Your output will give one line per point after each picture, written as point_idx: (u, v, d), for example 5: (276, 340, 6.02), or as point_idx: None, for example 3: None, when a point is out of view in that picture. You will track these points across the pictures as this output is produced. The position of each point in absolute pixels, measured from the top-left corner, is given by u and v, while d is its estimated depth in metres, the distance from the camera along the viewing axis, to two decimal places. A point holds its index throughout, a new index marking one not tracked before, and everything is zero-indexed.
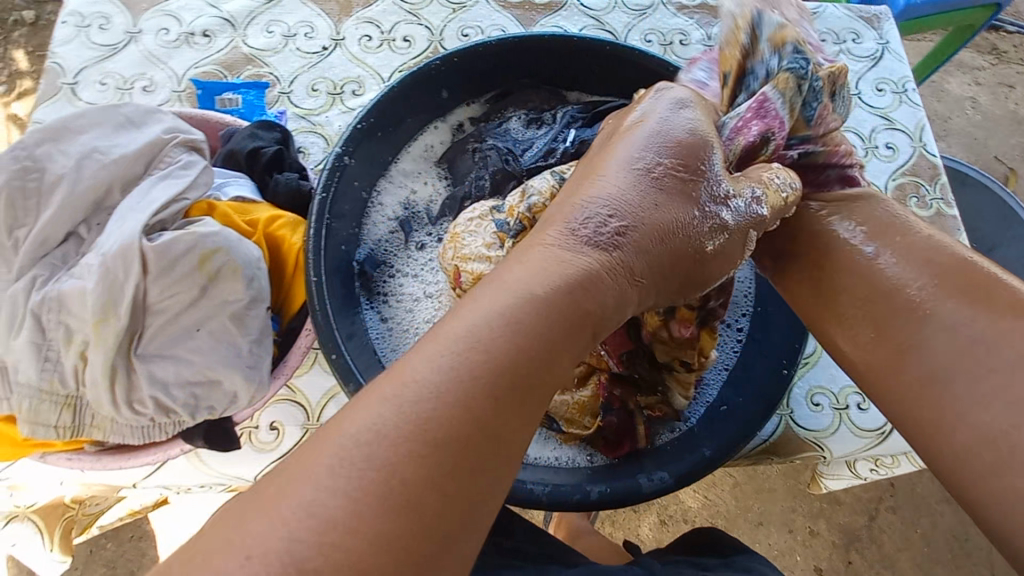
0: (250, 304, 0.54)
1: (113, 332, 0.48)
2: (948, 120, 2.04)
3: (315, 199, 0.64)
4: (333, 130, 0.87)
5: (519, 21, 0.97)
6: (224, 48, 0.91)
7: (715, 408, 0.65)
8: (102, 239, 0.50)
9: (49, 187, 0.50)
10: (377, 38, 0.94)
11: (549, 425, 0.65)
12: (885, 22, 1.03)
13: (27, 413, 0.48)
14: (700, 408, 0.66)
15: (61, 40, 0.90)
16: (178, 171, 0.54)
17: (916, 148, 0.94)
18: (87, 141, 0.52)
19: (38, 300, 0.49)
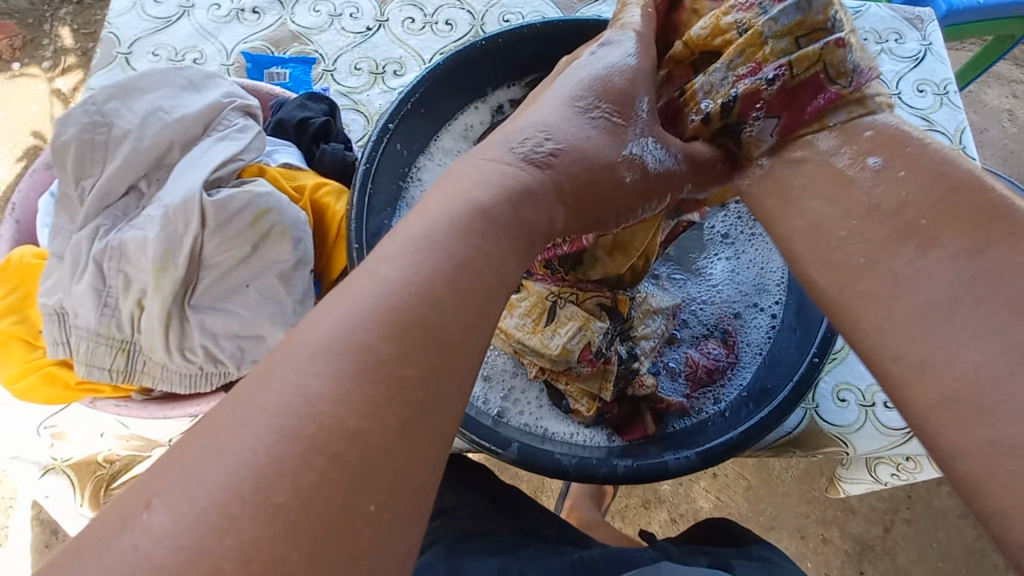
0: (296, 266, 0.55)
1: (170, 281, 0.50)
2: (984, 131, 2.00)
3: (359, 170, 0.67)
4: (374, 108, 0.89)
5: (560, 9, 0.98)
6: (272, 25, 0.93)
7: (749, 392, 0.65)
8: (163, 193, 0.52)
9: (115, 141, 0.53)
10: (420, 21, 0.96)
11: (559, 403, 0.66)
12: (928, 24, 1.02)
13: (84, 354, 0.51)
14: (734, 391, 0.66)
15: (118, 12, 0.93)
16: (235, 134, 0.56)
17: (956, 150, 0.93)
18: (151, 100, 0.54)
19: (100, 248, 0.51)
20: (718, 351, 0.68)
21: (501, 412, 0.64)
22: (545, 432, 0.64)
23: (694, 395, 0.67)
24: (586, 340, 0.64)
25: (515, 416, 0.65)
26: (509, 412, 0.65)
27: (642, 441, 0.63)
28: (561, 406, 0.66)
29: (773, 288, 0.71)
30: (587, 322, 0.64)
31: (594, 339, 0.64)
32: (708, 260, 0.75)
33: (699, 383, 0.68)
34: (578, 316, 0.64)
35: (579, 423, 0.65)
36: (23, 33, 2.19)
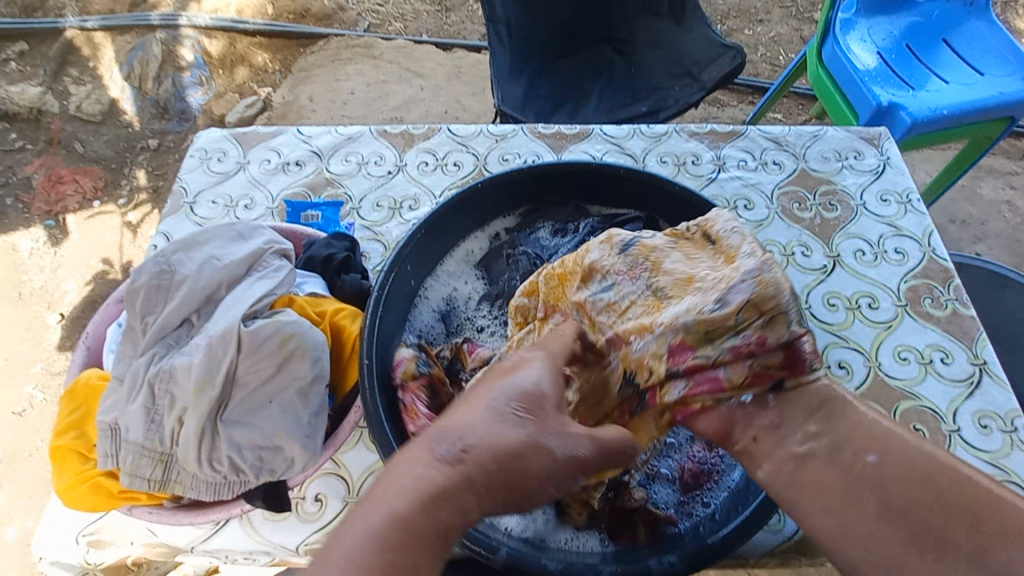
0: (314, 381, 0.64)
1: (207, 399, 0.59)
2: (985, 222, 2.06)
3: (372, 296, 0.77)
4: (391, 237, 1.04)
5: (552, 148, 1.14)
6: (311, 174, 1.12)
7: (735, 494, 0.68)
8: (210, 325, 0.62)
9: (176, 284, 0.65)
10: (433, 164, 1.13)
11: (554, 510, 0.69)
12: (885, 142, 1.14)
13: (130, 466, 0.59)
14: (722, 493, 0.69)
15: (188, 169, 1.14)
16: (271, 273, 0.68)
17: (926, 252, 0.99)
18: (208, 250, 0.68)
19: (154, 372, 0.61)
20: (703, 452, 0.73)
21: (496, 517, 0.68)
22: (538, 539, 0.67)
23: (685, 501, 0.70)
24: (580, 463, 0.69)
25: (510, 525, 0.67)
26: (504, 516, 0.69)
27: (631, 548, 0.65)
28: (556, 512, 0.69)
29: None
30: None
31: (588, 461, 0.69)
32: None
33: (689, 488, 0.71)
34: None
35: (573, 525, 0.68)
36: (106, 176, 2.58)
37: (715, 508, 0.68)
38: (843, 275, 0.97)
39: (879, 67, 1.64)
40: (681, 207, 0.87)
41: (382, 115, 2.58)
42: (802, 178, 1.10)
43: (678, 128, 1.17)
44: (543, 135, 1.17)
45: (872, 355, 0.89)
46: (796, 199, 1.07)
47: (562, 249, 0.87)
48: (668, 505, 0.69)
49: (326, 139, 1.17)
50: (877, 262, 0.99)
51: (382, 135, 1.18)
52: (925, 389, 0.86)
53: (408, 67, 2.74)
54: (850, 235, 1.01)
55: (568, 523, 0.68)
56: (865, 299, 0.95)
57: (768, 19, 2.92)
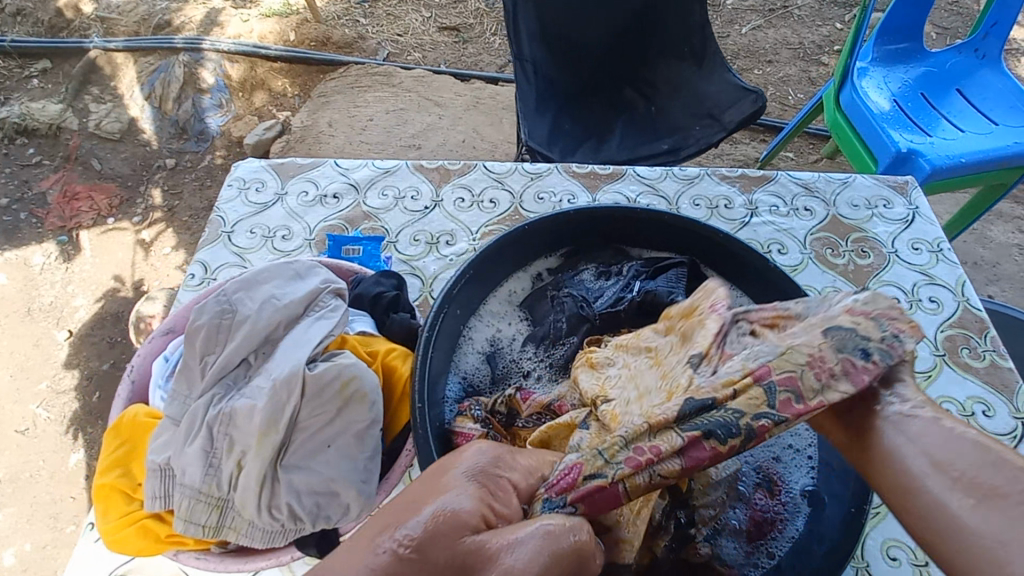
0: (371, 424, 0.64)
1: (270, 444, 0.58)
2: (997, 265, 2.08)
3: (422, 336, 0.77)
4: (429, 273, 1.05)
5: (586, 188, 1.16)
6: (348, 207, 1.13)
7: (800, 546, 0.68)
8: (271, 366, 0.62)
9: (237, 324, 0.65)
10: (469, 200, 1.15)
11: None
12: (912, 190, 1.16)
13: (186, 510, 0.59)
14: (786, 544, 0.69)
15: (226, 199, 1.14)
16: (328, 313, 0.69)
17: (960, 302, 1.01)
18: (268, 289, 0.68)
19: (214, 414, 0.60)
20: (765, 501, 0.72)
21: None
22: None
23: (751, 551, 0.69)
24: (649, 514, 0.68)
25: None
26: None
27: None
28: None
29: (803, 434, 0.77)
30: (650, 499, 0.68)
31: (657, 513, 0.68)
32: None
33: (754, 536, 0.70)
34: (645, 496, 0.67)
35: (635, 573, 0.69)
36: (122, 194, 2.59)
37: (779, 560, 0.68)
38: None
39: (894, 112, 1.68)
40: (725, 254, 0.89)
41: (400, 142, 2.61)
42: (833, 224, 1.11)
43: (709, 171, 1.19)
44: (577, 175, 1.18)
45: None
46: (829, 245, 1.08)
47: (608, 292, 0.87)
48: (736, 556, 0.69)
49: (364, 172, 1.19)
50: (912, 310, 1.00)
51: (418, 169, 1.19)
52: None
53: (426, 96, 2.79)
54: (885, 283, 1.03)
55: None
56: None
57: (777, 60, 3.00)
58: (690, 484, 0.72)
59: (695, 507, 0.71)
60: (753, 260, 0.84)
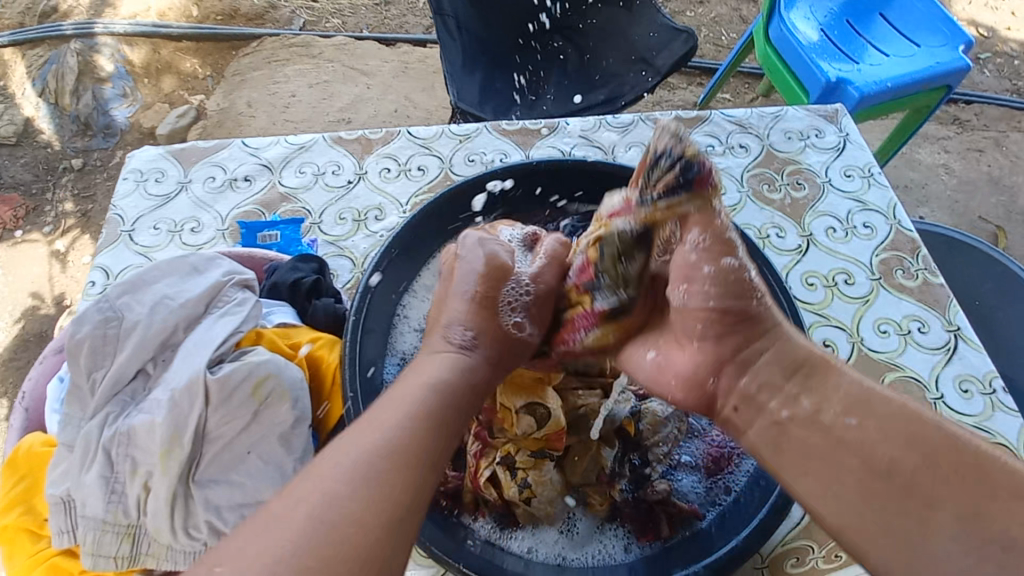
0: (295, 423, 0.58)
1: (177, 461, 0.53)
2: (926, 186, 2.16)
3: (349, 325, 0.73)
4: (359, 252, 0.98)
5: (518, 145, 1.10)
6: (263, 189, 1.04)
7: (756, 478, 0.68)
8: (170, 375, 0.55)
9: (126, 332, 0.58)
10: (395, 169, 1.07)
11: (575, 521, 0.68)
12: (843, 118, 1.16)
13: (92, 544, 0.53)
14: (743, 477, 0.69)
15: (122, 194, 1.03)
16: (235, 308, 0.62)
17: (892, 225, 1.02)
18: (159, 289, 0.60)
19: (109, 435, 0.54)
20: (721, 437, 0.73)
21: (508, 531, 0.67)
22: (561, 560, 0.65)
23: (710, 489, 0.70)
24: (600, 464, 0.70)
25: (538, 549, 0.65)
26: (518, 530, 0.67)
27: (659, 546, 0.65)
28: (579, 526, 0.68)
29: None
30: (598, 448, 0.71)
31: (608, 462, 0.70)
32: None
33: (711, 473, 0.71)
34: (591, 443, 0.71)
35: (596, 521, 0.68)
36: (26, 203, 2.35)
37: (738, 493, 0.68)
38: (818, 254, 0.98)
39: (822, 43, 1.68)
40: None
41: (329, 117, 2.46)
42: (768, 159, 1.10)
43: (643, 116, 1.15)
44: (507, 132, 1.12)
45: (854, 331, 0.91)
46: (764, 181, 1.07)
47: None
48: (695, 494, 0.69)
49: (277, 150, 1.08)
50: (848, 237, 1.00)
51: (337, 142, 1.10)
52: (907, 359, 0.88)
53: (352, 65, 2.62)
54: (820, 213, 1.03)
55: (592, 533, 0.67)
56: (841, 276, 0.96)
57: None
58: (637, 428, 0.72)
59: (648, 449, 0.72)
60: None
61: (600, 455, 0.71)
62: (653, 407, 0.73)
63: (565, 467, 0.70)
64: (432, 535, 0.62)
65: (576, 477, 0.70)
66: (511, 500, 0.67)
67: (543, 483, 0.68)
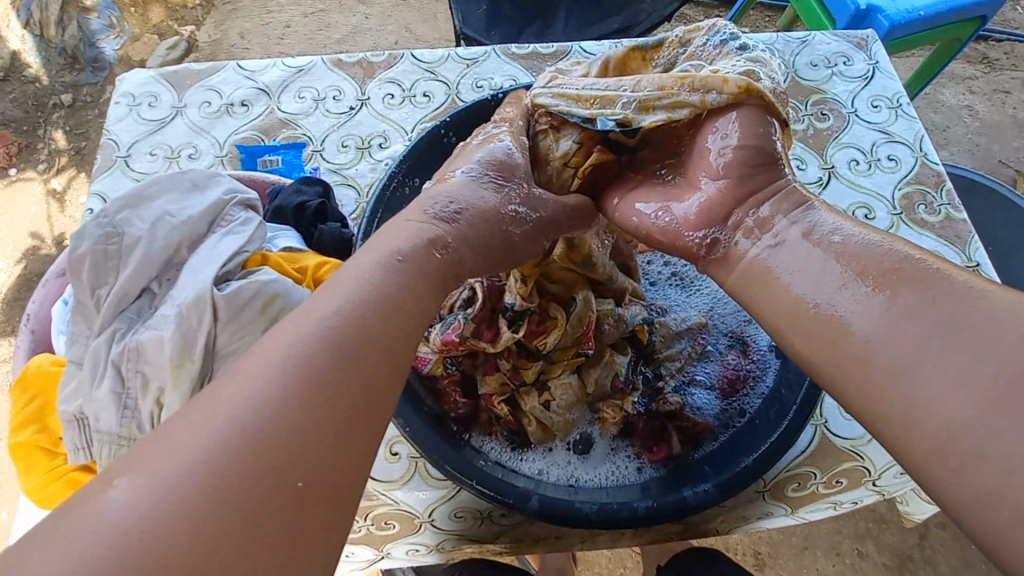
0: None
1: (188, 376, 0.52)
2: (947, 129, 2.08)
3: (357, 244, 0.69)
4: (364, 182, 0.95)
5: (529, 70, 1.04)
6: (261, 115, 0.99)
7: (772, 397, 0.67)
8: (176, 291, 0.53)
9: (127, 248, 0.55)
10: (399, 96, 1.02)
11: (591, 438, 0.69)
12: (873, 44, 1.08)
13: (108, 458, 0.53)
14: (758, 398, 0.69)
15: (115, 118, 0.98)
16: (239, 228, 0.60)
17: (918, 157, 0.97)
18: (159, 206, 0.58)
19: (118, 352, 0.53)
20: (738, 360, 0.71)
21: (520, 452, 0.68)
22: (573, 480, 0.66)
23: (724, 410, 0.69)
24: (614, 371, 0.69)
25: (549, 470, 0.66)
26: (529, 451, 0.68)
27: (670, 464, 0.66)
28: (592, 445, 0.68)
29: None
30: (612, 356, 0.70)
31: (622, 370, 0.69)
32: (687, 293, 0.77)
33: (728, 394, 0.70)
34: (605, 349, 0.69)
35: (609, 442, 0.69)
36: (19, 139, 2.27)
37: (754, 413, 0.67)
38: (839, 187, 0.95)
39: None
40: None
41: (326, 50, 2.35)
42: (792, 87, 1.04)
43: (662, 41, 1.08)
44: (517, 56, 1.06)
45: None
46: (787, 111, 1.02)
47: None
48: (709, 412, 0.69)
49: (274, 73, 1.03)
50: (871, 170, 0.96)
51: (337, 65, 1.04)
52: None
53: None
54: (843, 145, 0.98)
55: (608, 451, 0.68)
56: (861, 211, 0.93)
57: None
58: (650, 338, 0.71)
59: (661, 363, 0.71)
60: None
61: (613, 365, 0.69)
62: (667, 321, 0.72)
63: (582, 374, 0.69)
64: (442, 453, 0.60)
65: (591, 385, 0.69)
66: (526, 413, 0.67)
67: (561, 389, 0.68)
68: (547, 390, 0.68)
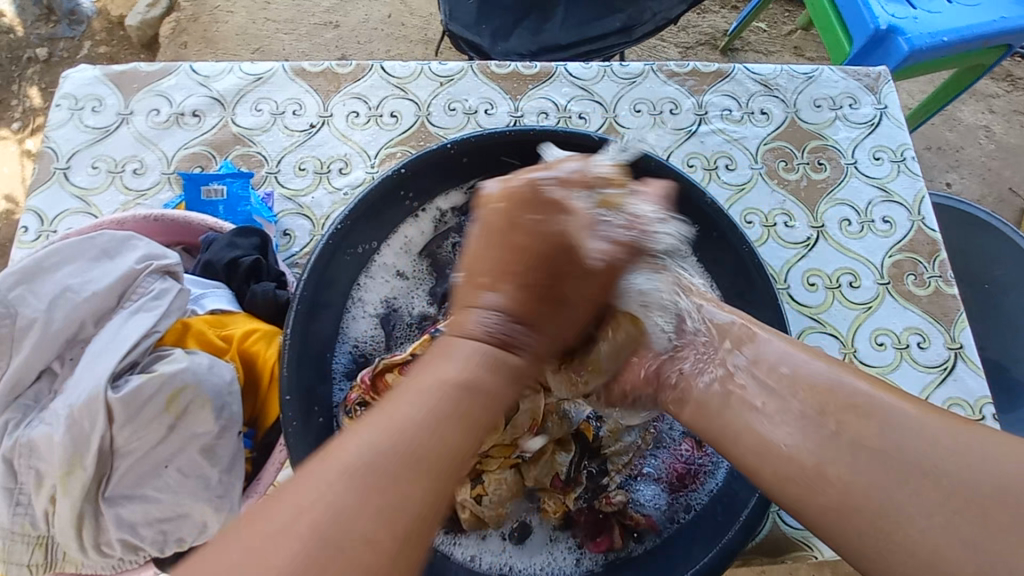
0: (221, 434, 0.54)
1: (79, 482, 0.48)
2: (961, 150, 1.98)
3: (292, 310, 0.64)
4: (320, 212, 0.88)
5: (508, 93, 0.96)
6: (214, 128, 0.92)
7: (719, 497, 0.64)
8: (71, 384, 0.50)
9: (21, 331, 0.51)
10: (365, 114, 0.94)
11: (535, 531, 0.66)
12: (884, 85, 1.00)
13: (1, 554, 0.50)
14: (707, 496, 0.65)
15: (55, 123, 0.91)
16: (150, 303, 0.55)
17: (914, 221, 0.91)
18: (59, 280, 0.53)
19: (9, 445, 0.49)
20: (689, 453, 0.68)
21: (453, 535, 0.64)
22: (507, 570, 0.63)
23: (671, 504, 0.66)
24: (553, 471, 0.66)
25: (481, 557, 0.64)
26: (463, 535, 0.65)
27: (609, 557, 0.63)
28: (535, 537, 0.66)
29: None
30: (553, 455, 0.66)
31: (563, 468, 0.66)
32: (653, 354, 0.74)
33: (675, 488, 0.67)
34: (546, 447, 0.66)
35: (548, 530, 0.66)
36: None
37: (701, 510, 0.64)
38: (826, 249, 0.89)
39: None
40: None
41: (315, 19, 2.21)
42: (791, 130, 0.96)
43: (655, 67, 0.99)
44: (497, 77, 0.97)
45: (849, 340, 0.84)
46: (782, 157, 0.95)
47: None
48: (653, 507, 0.66)
49: (230, 80, 0.95)
50: (863, 232, 0.90)
51: (299, 75, 0.96)
52: (898, 376, 0.82)
53: None
54: (836, 201, 0.92)
55: (549, 541, 0.65)
56: (846, 277, 0.87)
57: None
58: (597, 433, 0.69)
59: (607, 458, 0.68)
60: (674, 183, 0.73)
61: (555, 459, 0.66)
62: (616, 413, 0.70)
63: (521, 470, 0.65)
64: None
65: (531, 479, 0.66)
66: (460, 502, 0.64)
67: (498, 482, 0.64)
68: (480, 484, 0.64)
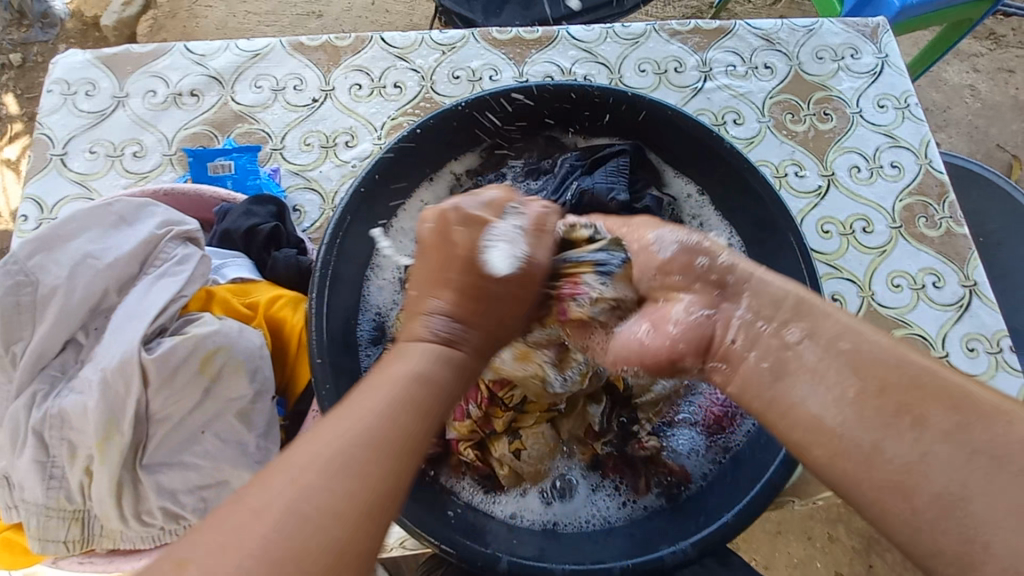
0: (256, 398, 0.53)
1: (117, 449, 0.47)
2: (948, 110, 2.01)
3: (315, 275, 0.63)
4: (329, 186, 0.86)
5: (510, 59, 0.95)
6: (213, 106, 0.90)
7: (757, 437, 0.63)
8: (101, 350, 0.49)
9: (44, 300, 0.49)
10: (367, 86, 0.92)
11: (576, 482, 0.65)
12: (884, 34, 1.00)
13: (37, 530, 0.48)
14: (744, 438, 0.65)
15: (47, 110, 0.88)
16: (173, 268, 0.53)
17: (922, 165, 0.92)
18: (79, 247, 0.51)
19: (38, 417, 0.47)
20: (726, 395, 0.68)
21: (492, 494, 0.64)
22: (550, 525, 0.63)
23: (709, 447, 0.66)
24: (586, 422, 0.67)
25: (523, 514, 0.63)
26: (502, 494, 0.64)
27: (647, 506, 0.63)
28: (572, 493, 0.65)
29: None
30: (585, 407, 0.66)
31: (595, 420, 0.66)
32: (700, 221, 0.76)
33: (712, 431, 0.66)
34: (578, 401, 0.66)
35: (589, 479, 0.66)
36: None
37: (736, 453, 0.64)
38: (838, 197, 0.89)
39: None
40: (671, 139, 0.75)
41: (298, 9, 2.17)
42: (795, 83, 0.96)
43: (657, 27, 0.99)
44: (499, 43, 0.96)
45: (866, 284, 0.84)
46: (789, 109, 0.95)
47: (540, 196, 0.76)
48: (690, 453, 0.66)
49: (226, 58, 0.93)
50: (872, 178, 0.91)
51: (297, 49, 0.94)
52: (916, 316, 0.83)
53: None
54: (845, 150, 0.92)
55: (590, 495, 0.65)
56: (860, 223, 0.88)
57: None
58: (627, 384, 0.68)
59: (638, 406, 0.68)
60: (691, 131, 0.72)
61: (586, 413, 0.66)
62: None
63: (556, 425, 0.66)
64: (400, 503, 0.57)
65: (565, 432, 0.66)
66: (497, 459, 0.64)
67: (535, 438, 0.64)
68: (517, 440, 0.64)
